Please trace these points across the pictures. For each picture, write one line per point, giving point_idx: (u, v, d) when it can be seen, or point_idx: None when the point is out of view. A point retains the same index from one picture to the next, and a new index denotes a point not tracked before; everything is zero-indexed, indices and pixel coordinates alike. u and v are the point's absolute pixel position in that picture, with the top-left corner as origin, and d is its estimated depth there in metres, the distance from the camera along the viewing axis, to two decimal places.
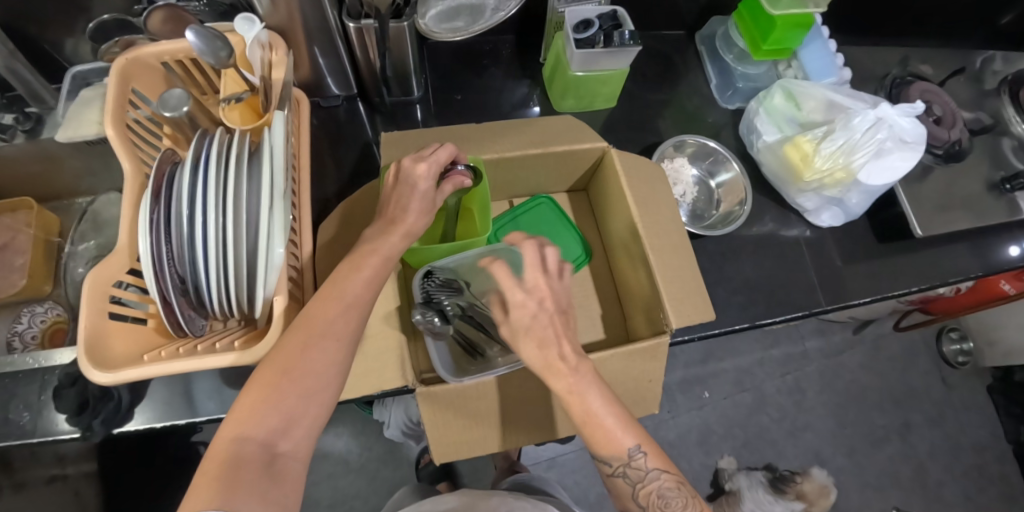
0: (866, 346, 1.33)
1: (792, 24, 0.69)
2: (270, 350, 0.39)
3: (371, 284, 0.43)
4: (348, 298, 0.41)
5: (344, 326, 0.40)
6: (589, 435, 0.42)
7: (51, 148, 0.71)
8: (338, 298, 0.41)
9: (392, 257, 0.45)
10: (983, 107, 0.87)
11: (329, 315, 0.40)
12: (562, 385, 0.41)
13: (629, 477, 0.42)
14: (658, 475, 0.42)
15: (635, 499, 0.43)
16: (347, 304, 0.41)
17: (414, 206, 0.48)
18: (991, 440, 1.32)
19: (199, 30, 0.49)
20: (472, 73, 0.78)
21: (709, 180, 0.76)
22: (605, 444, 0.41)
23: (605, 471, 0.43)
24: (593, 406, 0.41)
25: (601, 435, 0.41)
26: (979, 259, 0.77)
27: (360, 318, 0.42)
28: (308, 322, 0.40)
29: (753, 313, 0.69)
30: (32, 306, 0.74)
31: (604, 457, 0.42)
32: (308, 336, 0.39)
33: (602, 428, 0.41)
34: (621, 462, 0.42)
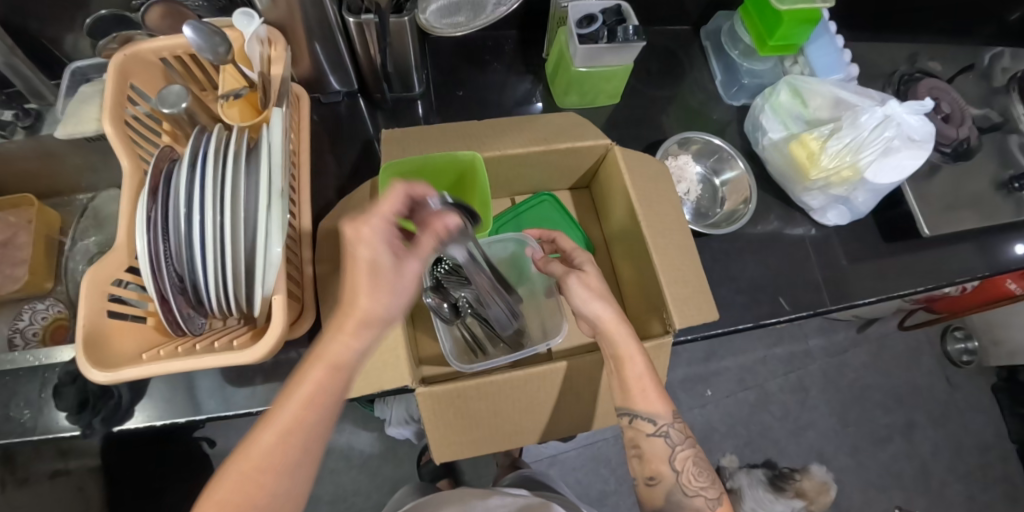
0: (871, 344, 1.32)
1: (799, 20, 0.67)
2: (214, 480, 0.35)
3: (330, 406, 0.37)
4: (304, 430, 0.36)
5: (295, 456, 0.36)
6: (636, 393, 0.47)
7: (51, 145, 0.71)
8: (293, 429, 0.36)
9: (351, 365, 0.37)
10: (991, 104, 0.86)
11: (282, 451, 0.35)
12: (623, 341, 0.47)
13: (669, 438, 0.49)
14: (690, 443, 0.49)
15: (670, 462, 0.48)
16: (296, 435, 0.36)
17: (381, 292, 0.35)
18: (994, 439, 1.31)
19: (196, 26, 0.48)
20: (474, 69, 0.77)
21: (714, 178, 0.75)
22: (646, 402, 0.47)
23: (644, 431, 0.49)
24: (643, 370, 0.47)
25: (646, 396, 0.47)
26: (986, 259, 0.76)
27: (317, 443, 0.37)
28: (251, 457, 0.35)
29: (757, 312, 0.68)
30: (33, 303, 0.74)
31: (646, 415, 0.48)
32: (249, 479, 0.35)
33: (647, 389, 0.47)
34: (664, 422, 0.48)
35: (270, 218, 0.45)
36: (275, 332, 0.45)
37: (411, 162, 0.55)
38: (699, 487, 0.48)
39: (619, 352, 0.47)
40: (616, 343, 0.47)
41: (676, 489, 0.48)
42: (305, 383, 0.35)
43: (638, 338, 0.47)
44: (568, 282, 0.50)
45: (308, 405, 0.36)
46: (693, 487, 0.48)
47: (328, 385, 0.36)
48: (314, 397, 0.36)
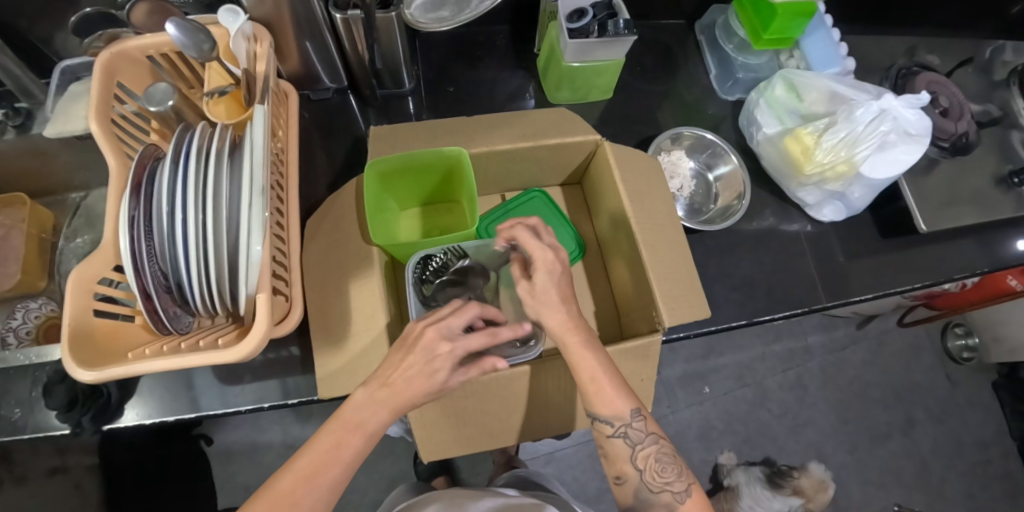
0: (870, 341, 1.31)
1: (793, 13, 0.66)
2: None
3: (349, 466, 0.41)
4: (323, 484, 0.39)
5: (313, 508, 0.39)
6: (592, 394, 0.45)
7: (42, 144, 0.71)
8: (311, 478, 0.39)
9: (378, 433, 0.42)
10: (991, 98, 0.84)
11: (297, 495, 0.38)
12: (574, 349, 0.46)
13: (629, 439, 0.47)
14: (654, 439, 0.47)
15: (631, 461, 0.47)
16: (318, 488, 0.39)
17: (421, 378, 0.42)
18: (995, 436, 1.30)
19: (180, 23, 0.48)
20: (465, 65, 0.76)
21: (707, 173, 0.75)
22: (605, 405, 0.45)
23: (605, 433, 0.47)
24: (596, 368, 0.45)
25: (603, 397, 0.45)
26: (985, 254, 0.75)
27: (329, 501, 0.40)
28: (273, 498, 0.38)
29: (752, 310, 0.67)
30: (26, 302, 0.73)
31: (605, 417, 0.46)
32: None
33: (602, 390, 0.45)
34: (623, 423, 0.46)
35: (253, 215, 0.44)
36: (259, 330, 0.44)
37: (397, 158, 0.54)
38: (664, 483, 0.46)
39: (569, 357, 0.46)
40: (568, 348, 0.46)
41: (642, 487, 0.47)
42: (335, 437, 0.41)
43: (590, 339, 0.46)
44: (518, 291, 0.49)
45: (332, 461, 0.40)
46: (657, 484, 0.46)
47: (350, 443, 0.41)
48: (336, 456, 0.40)
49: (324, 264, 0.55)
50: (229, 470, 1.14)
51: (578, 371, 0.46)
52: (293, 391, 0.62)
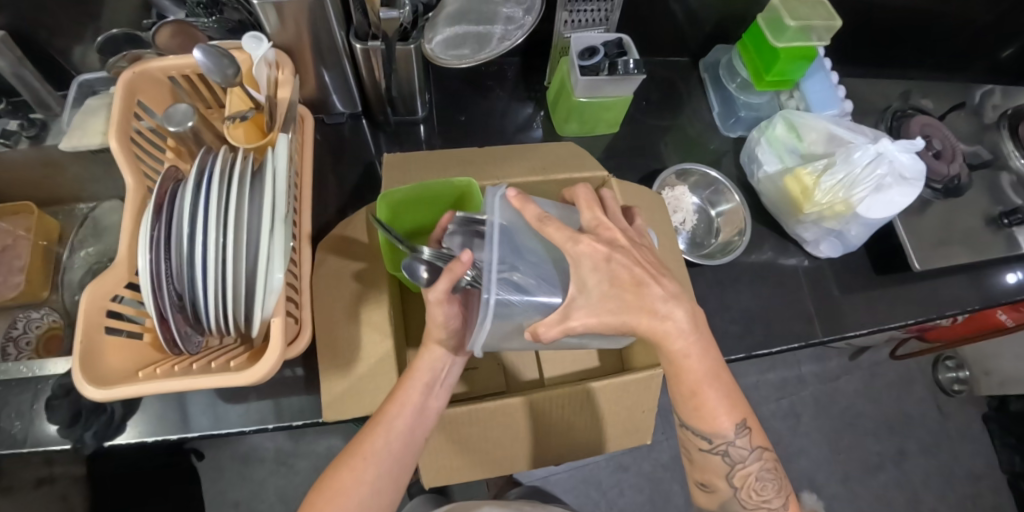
0: (863, 371, 1.33)
1: (795, 56, 0.69)
2: (327, 471, 0.44)
3: (417, 412, 0.45)
4: (398, 430, 0.44)
5: (393, 450, 0.44)
6: (693, 406, 0.44)
7: (54, 155, 0.71)
8: (384, 422, 0.44)
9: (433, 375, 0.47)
10: (981, 141, 0.88)
11: (372, 438, 0.44)
12: (675, 348, 0.41)
13: (730, 456, 0.45)
14: (756, 456, 0.45)
15: (727, 478, 0.46)
16: (393, 431, 0.44)
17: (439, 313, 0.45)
18: (985, 469, 1.31)
19: (206, 49, 0.49)
20: (476, 94, 0.78)
21: (709, 208, 0.76)
22: (704, 419, 0.44)
23: (700, 447, 0.46)
24: (699, 375, 0.42)
25: (701, 412, 0.44)
26: (976, 292, 0.77)
27: (406, 442, 0.45)
28: (359, 442, 0.45)
29: (750, 343, 0.68)
30: (28, 311, 0.74)
31: (704, 433, 0.45)
32: (348, 460, 0.44)
33: (702, 404, 0.43)
34: (723, 440, 0.44)
35: (272, 243, 0.46)
36: (274, 354, 0.45)
37: (409, 190, 0.55)
38: (761, 501, 0.46)
39: (670, 358, 0.42)
40: (665, 351, 0.42)
41: (733, 501, 0.47)
42: (401, 388, 0.45)
43: (693, 334, 0.42)
44: (615, 263, 0.41)
45: (401, 409, 0.44)
46: (753, 501, 0.46)
47: (410, 394, 0.45)
48: (405, 404, 0.45)
49: (332, 289, 0.55)
50: (218, 487, 1.11)
51: (680, 381, 0.43)
52: (296, 414, 0.62)
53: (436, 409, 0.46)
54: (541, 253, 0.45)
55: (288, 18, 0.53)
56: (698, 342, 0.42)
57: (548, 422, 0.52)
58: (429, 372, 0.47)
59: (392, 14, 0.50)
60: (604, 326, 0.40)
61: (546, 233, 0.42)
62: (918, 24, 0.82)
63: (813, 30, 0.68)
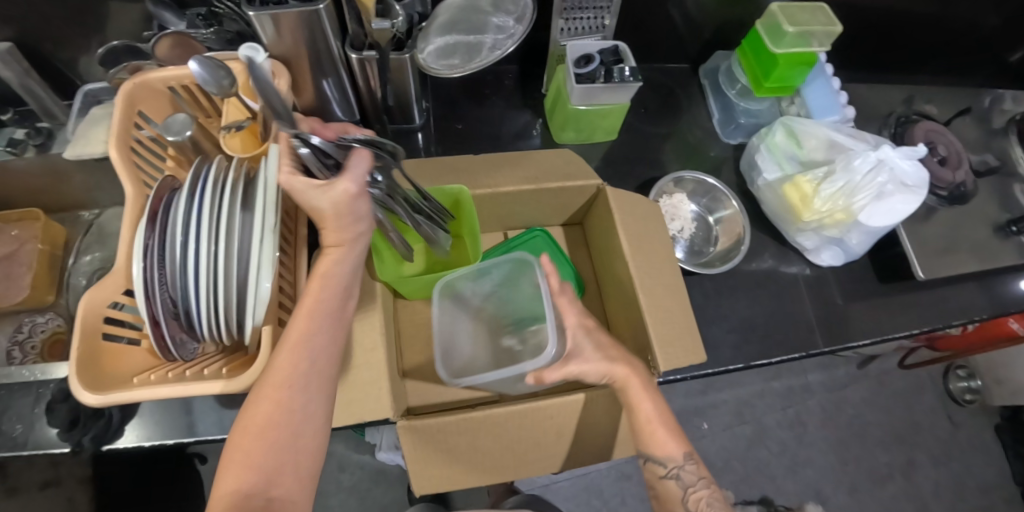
0: (871, 380, 1.31)
1: (795, 62, 0.68)
2: (247, 400, 0.40)
3: (331, 315, 0.43)
4: (315, 341, 0.41)
5: (312, 364, 0.41)
6: (648, 432, 0.48)
7: (60, 163, 0.72)
8: (298, 338, 0.40)
9: (340, 281, 0.43)
10: (989, 147, 0.86)
11: (290, 357, 0.40)
12: (637, 392, 0.47)
13: (682, 481, 0.48)
14: (705, 483, 0.49)
15: (684, 504, 0.48)
16: (307, 343, 0.40)
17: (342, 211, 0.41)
18: (998, 481, 1.28)
19: (202, 60, 0.50)
20: (474, 102, 0.78)
21: (708, 216, 0.76)
22: (657, 445, 0.48)
23: (657, 474, 0.49)
24: (651, 411, 0.48)
25: (656, 439, 0.48)
26: (985, 301, 0.75)
27: (324, 354, 0.42)
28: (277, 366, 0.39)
29: (749, 353, 0.67)
30: (33, 316, 0.76)
31: (659, 458, 0.49)
32: (270, 390, 0.39)
33: (655, 432, 0.48)
34: (675, 464, 0.48)
35: (262, 252, 0.46)
36: (263, 362, 0.45)
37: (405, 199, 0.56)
38: None
39: (629, 400, 0.48)
40: (628, 391, 0.47)
41: None
42: (307, 298, 0.42)
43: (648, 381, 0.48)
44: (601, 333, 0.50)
45: (315, 318, 0.41)
46: None
47: (322, 305, 0.42)
48: (318, 313, 0.42)
49: None
50: None
51: (635, 416, 0.48)
52: None
53: (345, 313, 0.45)
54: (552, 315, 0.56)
55: (284, 29, 0.54)
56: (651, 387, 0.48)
57: (537, 432, 0.52)
58: (338, 281, 0.43)
59: (384, 24, 0.51)
60: (592, 371, 0.47)
61: (559, 299, 0.49)
62: (923, 27, 0.81)
63: (814, 36, 0.67)
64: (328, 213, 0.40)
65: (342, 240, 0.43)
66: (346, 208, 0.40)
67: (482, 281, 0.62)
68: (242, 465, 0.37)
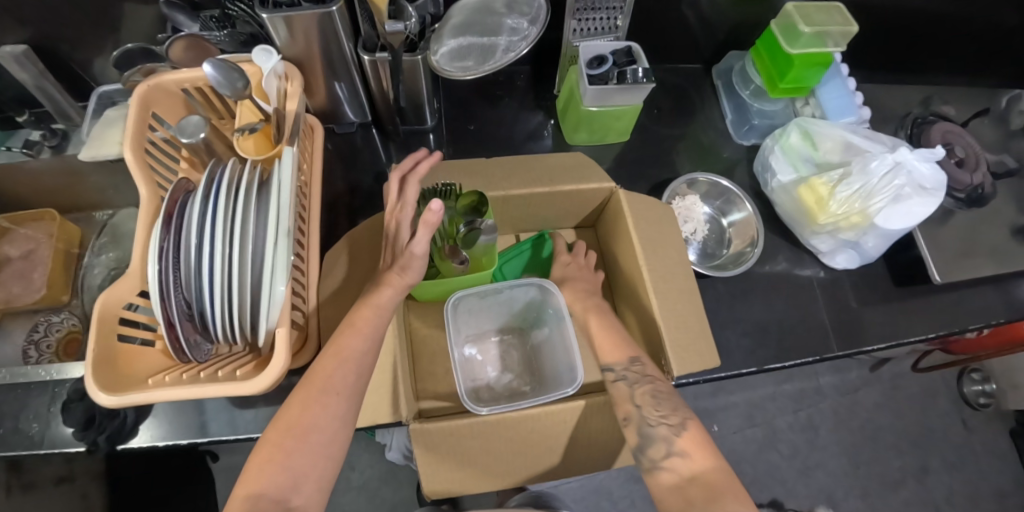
0: (883, 384, 1.29)
1: (810, 62, 0.67)
2: (281, 408, 0.42)
3: (371, 340, 0.45)
4: (355, 359, 0.44)
5: (347, 382, 0.43)
6: (613, 344, 0.51)
7: (75, 164, 0.73)
8: (338, 353, 0.44)
9: (387, 309, 0.47)
10: (1007, 149, 0.84)
11: (329, 370, 0.43)
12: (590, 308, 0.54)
13: (627, 378, 0.50)
14: (650, 380, 0.50)
15: (631, 399, 0.49)
16: (348, 362, 0.44)
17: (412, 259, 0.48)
18: (1013, 486, 1.26)
19: (216, 63, 0.50)
20: (485, 103, 0.78)
21: (721, 218, 0.75)
22: (613, 348, 0.51)
23: (606, 376, 0.51)
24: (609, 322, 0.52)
25: (610, 341, 0.52)
26: (1004, 306, 0.74)
27: (361, 372, 0.44)
28: (317, 376, 0.43)
29: (763, 357, 0.67)
30: (49, 316, 0.77)
31: (608, 361, 0.52)
32: (312, 395, 0.42)
33: (609, 333, 0.52)
34: (621, 364, 0.51)
35: (276, 256, 0.46)
36: (278, 366, 0.45)
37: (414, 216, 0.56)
38: (661, 416, 0.48)
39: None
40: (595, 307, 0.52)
41: (642, 424, 0.48)
42: (360, 319, 0.46)
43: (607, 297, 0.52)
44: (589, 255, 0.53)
45: (358, 338, 0.45)
46: (655, 418, 0.48)
47: (367, 328, 0.46)
48: (361, 333, 0.45)
49: (340, 297, 0.56)
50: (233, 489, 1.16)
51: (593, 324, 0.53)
52: None
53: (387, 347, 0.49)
54: (566, 350, 0.59)
55: (298, 32, 0.54)
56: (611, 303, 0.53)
57: (555, 437, 0.52)
58: (386, 309, 0.47)
59: (398, 26, 0.51)
60: None
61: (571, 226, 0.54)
62: (942, 27, 0.80)
63: (829, 36, 0.66)
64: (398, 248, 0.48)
65: (403, 278, 0.48)
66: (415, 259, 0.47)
67: (486, 299, 0.61)
68: (264, 470, 0.39)
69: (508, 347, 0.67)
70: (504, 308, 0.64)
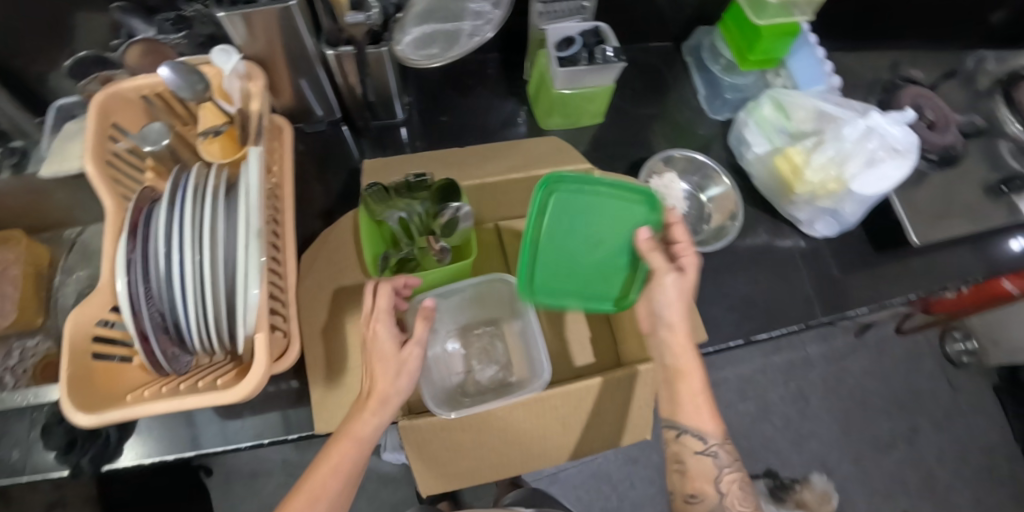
0: (870, 349, 1.31)
1: (778, 33, 0.67)
2: None
3: (355, 460, 0.45)
4: (341, 472, 0.44)
5: (332, 495, 0.44)
6: (683, 403, 0.49)
7: (36, 182, 0.70)
8: (325, 473, 0.44)
9: (370, 436, 0.45)
10: (977, 109, 0.85)
11: (317, 488, 0.43)
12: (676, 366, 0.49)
13: (717, 459, 0.48)
14: (737, 466, 0.49)
15: (716, 482, 0.48)
16: (335, 476, 0.44)
17: (402, 370, 0.46)
18: (1000, 441, 1.30)
19: (173, 65, 0.49)
20: (457, 93, 0.77)
21: (700, 193, 0.75)
22: (690, 415, 0.49)
23: (690, 448, 0.49)
24: (695, 387, 0.49)
25: (694, 408, 0.49)
26: (981, 264, 0.76)
27: (344, 487, 0.45)
28: (305, 493, 0.43)
29: (749, 329, 0.67)
30: (23, 340, 0.74)
31: (693, 429, 0.48)
32: (297, 509, 0.42)
33: (694, 399, 0.49)
34: (714, 441, 0.48)
35: (247, 259, 0.45)
36: (259, 370, 0.44)
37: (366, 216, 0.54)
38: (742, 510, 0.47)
39: (682, 366, 0.49)
40: (677, 360, 0.49)
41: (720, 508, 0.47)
42: (331, 455, 0.44)
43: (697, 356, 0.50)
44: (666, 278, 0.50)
45: (343, 459, 0.44)
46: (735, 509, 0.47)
47: (354, 449, 0.44)
48: (347, 452, 0.44)
49: (318, 297, 0.55)
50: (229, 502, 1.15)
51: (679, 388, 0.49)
52: (293, 426, 0.62)
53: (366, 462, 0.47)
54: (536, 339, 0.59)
55: (258, 30, 0.52)
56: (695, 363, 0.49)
57: (549, 424, 0.52)
58: (372, 432, 0.45)
59: (359, 17, 0.50)
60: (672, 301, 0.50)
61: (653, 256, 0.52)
62: None
63: (795, 5, 0.66)
64: (381, 361, 0.46)
65: (389, 396, 0.45)
66: (404, 369, 0.46)
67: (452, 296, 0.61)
68: None
69: (491, 339, 0.67)
70: (475, 301, 0.64)
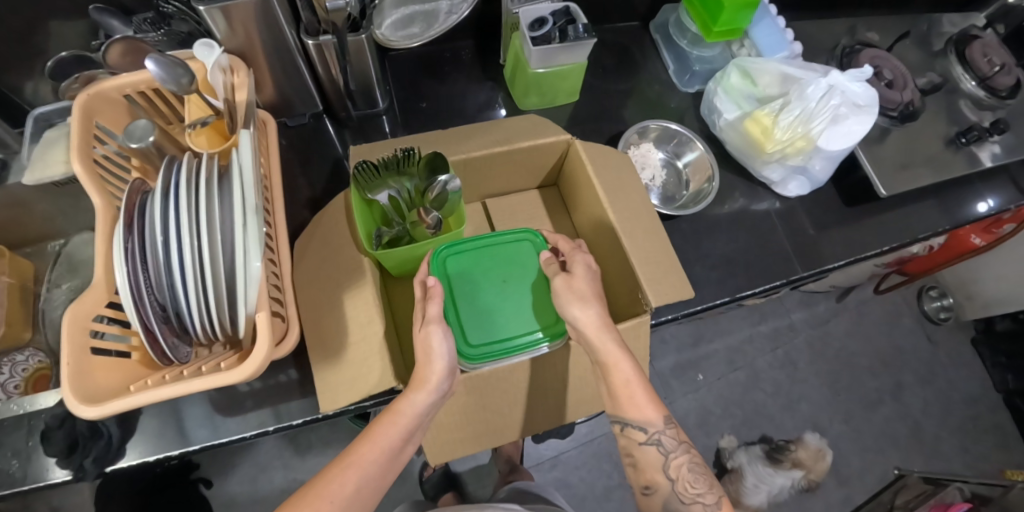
0: (851, 311, 1.36)
1: (740, 5, 0.70)
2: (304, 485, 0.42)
3: (402, 436, 0.46)
4: (385, 442, 0.45)
5: (375, 465, 0.45)
6: (623, 399, 0.50)
7: (18, 192, 0.70)
8: (371, 441, 0.45)
9: (417, 414, 0.46)
10: (933, 68, 0.90)
11: (360, 455, 0.44)
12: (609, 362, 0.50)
13: (662, 446, 0.50)
14: (685, 449, 0.50)
15: (664, 470, 0.50)
16: (378, 447, 0.45)
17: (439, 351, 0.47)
18: (981, 392, 1.35)
19: (158, 58, 0.49)
20: (435, 80, 0.79)
21: (676, 161, 0.78)
22: (635, 408, 0.50)
23: (635, 440, 0.51)
24: (629, 374, 0.49)
25: (634, 402, 0.50)
26: (944, 214, 0.80)
27: (386, 459, 0.45)
28: (348, 458, 0.44)
29: (733, 287, 0.70)
30: (12, 355, 0.72)
31: (637, 423, 0.50)
32: (337, 470, 0.43)
33: (634, 394, 0.50)
34: (655, 429, 0.50)
35: (245, 240, 0.45)
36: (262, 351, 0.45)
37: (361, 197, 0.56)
38: (695, 494, 0.48)
39: (604, 359, 0.49)
40: (603, 351, 0.50)
41: (672, 497, 0.49)
42: (377, 427, 0.46)
43: (619, 341, 0.50)
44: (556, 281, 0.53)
45: (389, 430, 0.45)
46: (689, 494, 0.48)
47: (400, 423, 0.46)
48: (393, 423, 0.45)
49: (315, 281, 0.56)
50: None
51: (613, 380, 0.50)
52: (293, 413, 0.62)
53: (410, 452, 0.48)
54: None
55: (237, 22, 0.53)
56: (624, 349, 0.49)
57: (547, 381, 0.55)
58: (419, 412, 0.46)
59: (339, 3, 0.51)
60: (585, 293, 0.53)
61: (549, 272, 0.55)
62: None
63: None
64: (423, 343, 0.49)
65: (432, 380, 0.46)
66: (437, 349, 0.47)
67: None
68: None
69: None
70: None
